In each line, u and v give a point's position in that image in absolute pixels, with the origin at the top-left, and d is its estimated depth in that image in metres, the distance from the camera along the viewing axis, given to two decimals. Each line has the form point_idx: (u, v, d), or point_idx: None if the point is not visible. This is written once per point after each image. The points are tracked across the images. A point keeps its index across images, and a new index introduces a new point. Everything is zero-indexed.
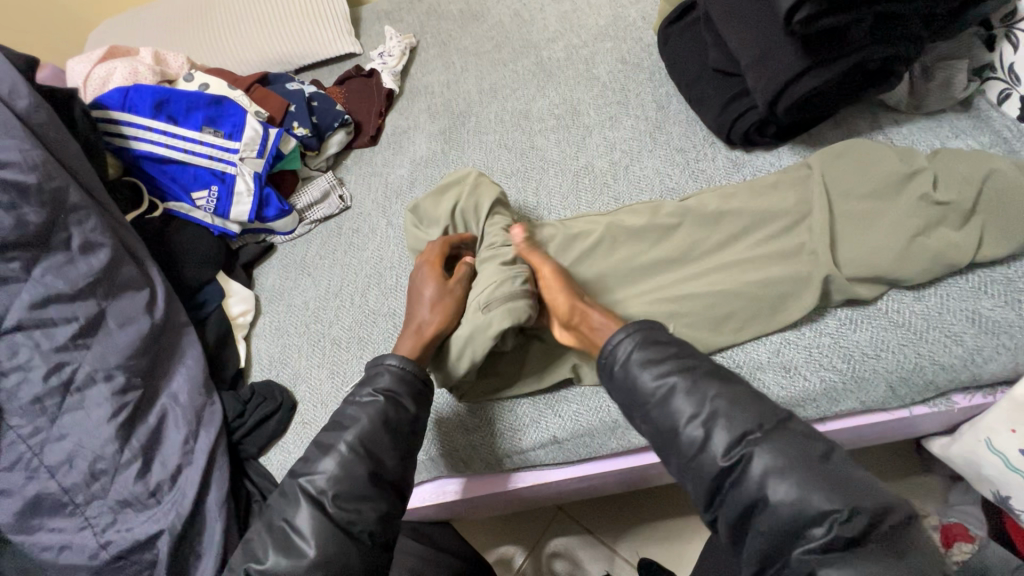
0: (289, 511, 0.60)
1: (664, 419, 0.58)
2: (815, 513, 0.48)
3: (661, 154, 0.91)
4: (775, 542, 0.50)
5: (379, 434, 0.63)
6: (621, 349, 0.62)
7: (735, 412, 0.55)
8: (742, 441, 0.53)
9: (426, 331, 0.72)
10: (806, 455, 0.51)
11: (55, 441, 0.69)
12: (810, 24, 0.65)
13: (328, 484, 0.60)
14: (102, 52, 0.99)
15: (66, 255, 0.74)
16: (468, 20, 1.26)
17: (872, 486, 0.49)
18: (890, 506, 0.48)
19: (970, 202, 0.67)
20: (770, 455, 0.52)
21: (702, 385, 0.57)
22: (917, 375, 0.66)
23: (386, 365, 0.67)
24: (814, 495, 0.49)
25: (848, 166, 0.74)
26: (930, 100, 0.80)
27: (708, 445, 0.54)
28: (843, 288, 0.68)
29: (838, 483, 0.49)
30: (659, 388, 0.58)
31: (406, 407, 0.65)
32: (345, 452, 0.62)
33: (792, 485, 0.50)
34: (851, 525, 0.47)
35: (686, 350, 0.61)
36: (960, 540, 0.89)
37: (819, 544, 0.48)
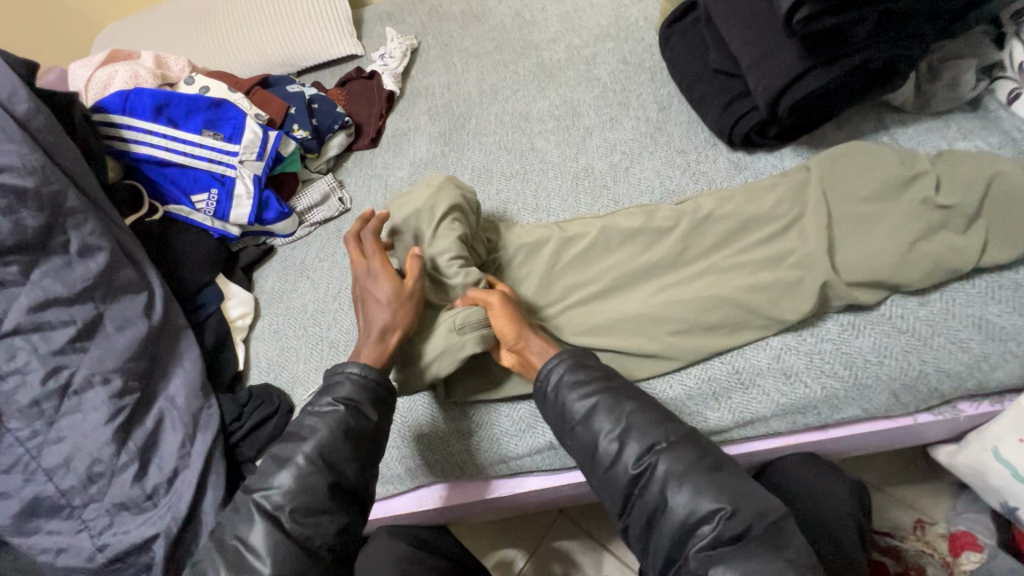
0: (242, 529, 0.60)
1: (585, 436, 0.61)
2: (705, 514, 0.53)
3: (661, 156, 0.90)
4: (674, 543, 0.55)
5: (339, 443, 0.62)
6: (555, 373, 0.63)
7: (647, 426, 0.58)
8: (649, 451, 0.57)
9: (389, 339, 0.68)
10: (701, 462, 0.56)
11: (53, 444, 0.69)
12: (811, 24, 0.63)
13: (284, 499, 0.60)
14: (103, 56, 1.00)
15: (63, 259, 0.74)
16: (469, 21, 1.25)
17: (754, 489, 0.55)
18: (769, 504, 0.54)
19: (975, 205, 0.65)
20: (672, 464, 0.56)
21: (620, 402, 0.60)
22: (921, 382, 0.64)
23: (346, 373, 0.66)
24: (705, 498, 0.54)
25: (851, 167, 0.72)
26: (936, 100, 0.78)
27: (620, 456, 0.58)
28: (844, 293, 0.66)
29: (727, 486, 0.54)
30: (582, 407, 0.61)
31: (368, 416, 0.65)
32: (301, 465, 0.61)
33: (688, 491, 0.54)
34: (734, 522, 0.52)
35: (608, 372, 0.64)
36: (970, 549, 0.86)
37: (708, 542, 0.53)
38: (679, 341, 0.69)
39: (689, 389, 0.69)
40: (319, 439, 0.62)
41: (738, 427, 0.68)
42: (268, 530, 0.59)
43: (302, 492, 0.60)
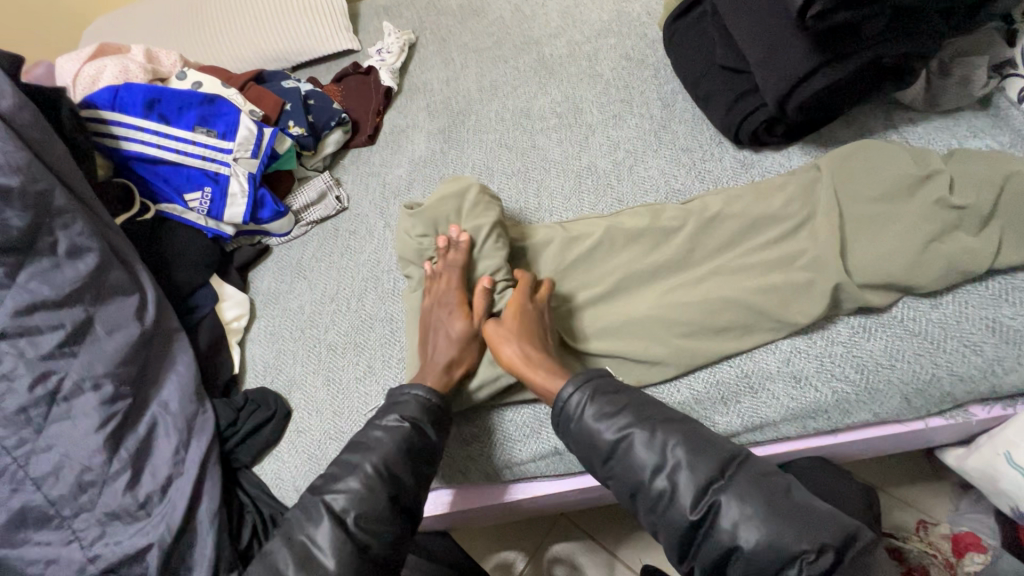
0: (309, 529, 0.60)
1: (628, 472, 0.59)
2: (787, 555, 0.51)
3: (666, 154, 0.88)
4: None
5: (402, 458, 0.63)
6: (574, 401, 0.62)
7: (698, 459, 0.57)
8: (708, 490, 0.56)
9: (455, 371, 0.69)
10: (771, 496, 0.54)
11: (41, 452, 0.67)
12: (824, 19, 0.63)
13: (348, 504, 0.60)
14: (92, 50, 0.97)
15: (51, 260, 0.72)
16: (468, 16, 1.23)
17: (830, 515, 0.52)
18: (852, 533, 0.51)
19: (989, 205, 0.64)
20: (737, 504, 0.54)
21: (661, 435, 0.59)
22: (933, 387, 0.63)
23: (413, 393, 0.66)
24: (784, 539, 0.51)
25: (861, 167, 0.70)
26: (946, 98, 0.77)
27: (676, 496, 0.56)
28: (854, 296, 0.65)
29: (805, 520, 0.52)
30: (618, 442, 0.60)
31: (428, 436, 0.65)
32: (369, 473, 0.62)
33: (762, 531, 0.52)
34: (820, 562, 0.50)
35: (639, 399, 0.62)
36: (973, 550, 0.86)
37: None
38: (686, 343, 0.68)
39: (696, 393, 0.68)
40: (385, 451, 0.63)
41: (747, 432, 0.67)
42: (335, 530, 0.59)
43: (366, 497, 0.61)
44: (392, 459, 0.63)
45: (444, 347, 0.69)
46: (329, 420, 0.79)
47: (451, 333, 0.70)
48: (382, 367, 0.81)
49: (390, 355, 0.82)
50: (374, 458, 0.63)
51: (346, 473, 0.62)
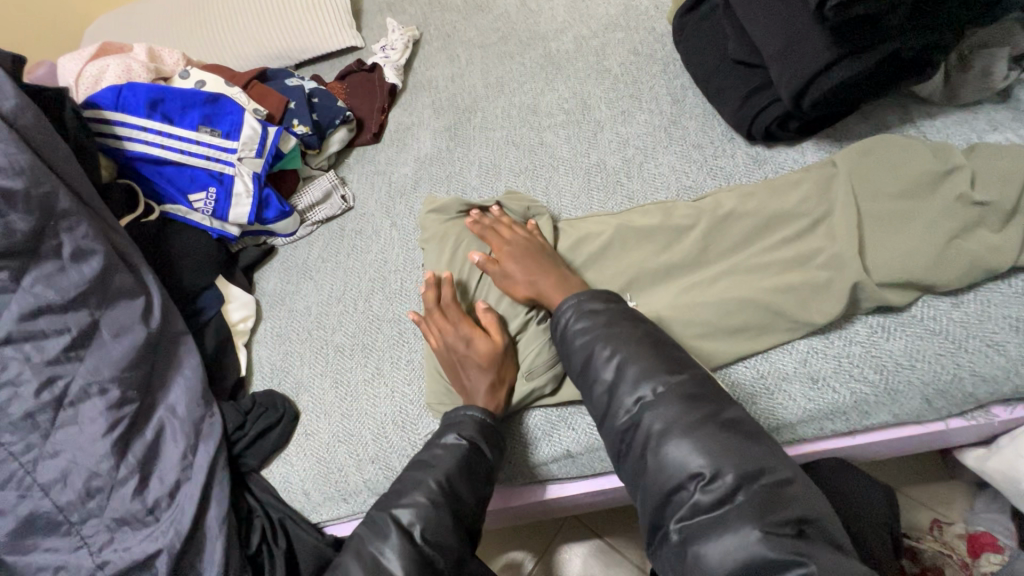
0: (377, 541, 0.58)
1: (585, 382, 0.62)
2: (685, 474, 0.52)
3: (677, 150, 0.86)
4: (656, 506, 0.54)
5: (459, 476, 0.62)
6: (565, 316, 0.65)
7: (640, 374, 0.58)
8: (638, 403, 0.57)
9: (500, 390, 0.68)
10: (690, 418, 0.54)
11: (49, 458, 0.66)
12: (842, 12, 0.60)
13: (414, 517, 0.59)
14: (94, 50, 0.96)
15: (56, 264, 0.71)
16: (472, 11, 1.21)
17: (750, 450, 0.52)
18: (764, 468, 0.51)
19: (1011, 202, 0.63)
20: (658, 418, 0.55)
21: (616, 349, 0.60)
22: (955, 387, 0.62)
23: (466, 413, 0.65)
24: (687, 457, 0.53)
25: (879, 163, 0.69)
26: (966, 91, 0.75)
27: (612, 405, 0.59)
28: (873, 295, 0.63)
29: (715, 446, 0.52)
30: (582, 354, 0.62)
31: (486, 455, 0.64)
32: (433, 488, 0.61)
33: (671, 448, 0.54)
34: (713, 488, 0.51)
35: (614, 317, 0.63)
36: (988, 550, 0.85)
37: (688, 505, 0.52)
38: (699, 341, 0.66)
39: None
40: (447, 467, 0.62)
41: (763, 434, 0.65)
42: (403, 543, 0.58)
43: (432, 511, 0.60)
44: (455, 472, 0.62)
45: (478, 369, 0.68)
46: (337, 423, 0.79)
47: (473, 354, 0.69)
48: (390, 369, 0.80)
49: (399, 357, 0.81)
50: (437, 473, 0.62)
51: (412, 488, 0.61)
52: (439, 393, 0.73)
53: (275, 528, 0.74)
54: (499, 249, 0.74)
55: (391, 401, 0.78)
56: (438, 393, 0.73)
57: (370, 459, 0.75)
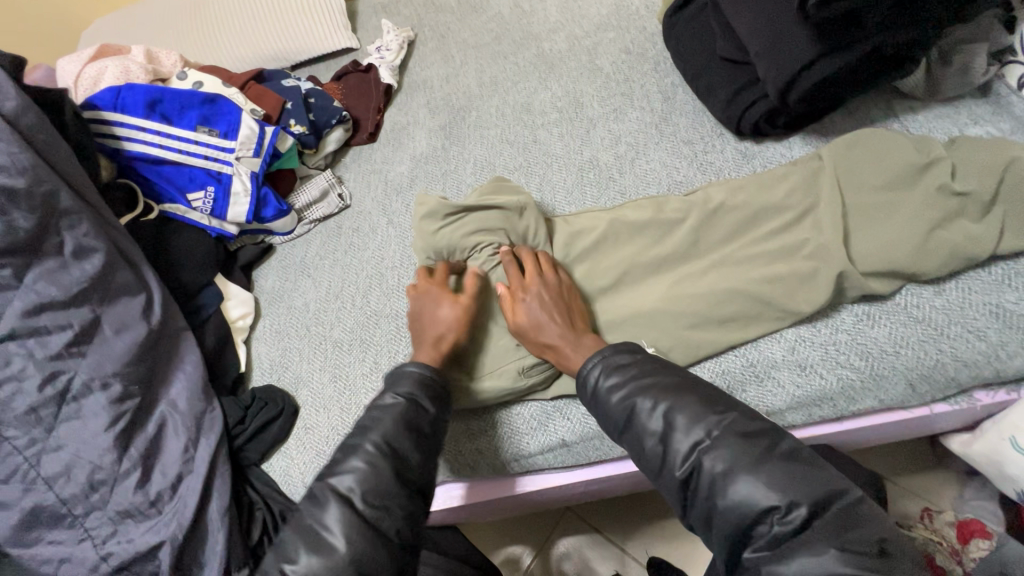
0: (317, 512, 0.55)
1: (632, 438, 0.58)
2: (759, 510, 0.49)
3: (668, 146, 0.88)
4: (732, 545, 0.51)
5: (402, 434, 0.59)
6: (592, 374, 0.62)
7: (689, 421, 0.55)
8: (695, 450, 0.54)
9: (444, 344, 0.69)
10: (749, 454, 0.51)
11: (52, 452, 0.67)
12: (824, 8, 0.63)
13: (354, 483, 0.56)
14: (92, 51, 0.97)
15: (58, 261, 0.72)
16: (466, 12, 1.23)
17: (817, 475, 0.50)
18: (834, 490, 0.49)
19: (991, 192, 0.64)
20: (717, 461, 0.52)
21: (658, 400, 0.57)
22: (937, 372, 0.64)
23: (406, 370, 0.64)
24: (757, 492, 0.50)
25: (861, 156, 0.71)
26: (947, 86, 0.77)
27: (667, 456, 0.55)
28: (857, 284, 0.65)
29: (785, 476, 0.50)
30: (624, 410, 0.59)
31: (426, 409, 0.62)
32: (371, 452, 0.58)
33: (738, 486, 0.50)
34: (789, 517, 0.49)
35: (647, 368, 0.61)
36: (977, 537, 0.86)
37: (767, 540, 0.49)
38: (691, 330, 0.68)
39: None
40: (384, 427, 0.59)
41: None
42: (345, 512, 0.55)
43: (371, 473, 0.57)
44: (392, 431, 0.59)
45: (436, 320, 0.70)
46: (336, 416, 0.80)
47: (436, 308, 0.70)
48: (388, 364, 0.82)
49: (397, 351, 0.82)
50: (375, 436, 0.59)
51: (349, 454, 0.58)
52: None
53: (277, 521, 0.75)
54: (517, 287, 0.70)
55: None
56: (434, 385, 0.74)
57: None
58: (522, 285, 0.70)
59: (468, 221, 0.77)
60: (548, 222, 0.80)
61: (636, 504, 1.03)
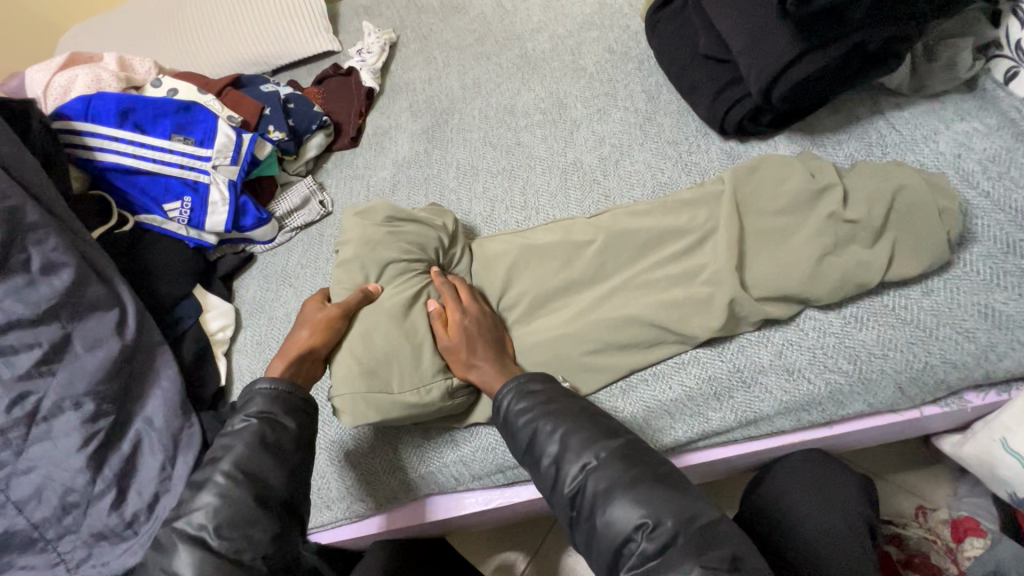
0: (165, 560, 0.56)
1: (530, 459, 0.61)
2: (629, 528, 0.52)
3: (652, 147, 0.87)
4: (609, 561, 0.54)
5: (257, 455, 0.60)
6: (505, 400, 0.63)
7: (579, 443, 0.58)
8: (583, 471, 0.57)
9: (293, 351, 0.70)
10: (626, 474, 0.55)
11: (22, 475, 0.66)
12: (805, 5, 0.61)
13: (206, 517, 0.57)
14: (62, 60, 0.95)
15: (25, 277, 0.70)
16: (449, 13, 1.21)
17: (683, 497, 0.53)
18: (697, 513, 0.52)
19: (880, 220, 0.64)
20: (598, 480, 0.55)
21: (555, 422, 0.60)
22: (927, 375, 0.63)
23: (257, 389, 0.65)
24: (627, 510, 0.53)
25: (760, 182, 0.71)
26: (933, 81, 0.76)
27: (558, 477, 0.58)
28: (753, 310, 0.65)
29: (656, 495, 0.53)
30: (527, 433, 0.61)
31: (285, 425, 0.63)
32: (221, 482, 0.58)
33: (614, 506, 0.53)
34: (657, 534, 0.51)
35: (555, 393, 0.62)
36: (972, 535, 0.86)
37: (637, 557, 0.52)
38: (675, 336, 0.67)
39: (688, 390, 0.67)
40: (237, 454, 0.60)
41: (741, 427, 0.66)
42: (198, 555, 0.55)
43: (224, 506, 0.57)
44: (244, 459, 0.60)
45: (301, 329, 0.71)
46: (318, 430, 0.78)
47: (311, 317, 0.72)
48: None
49: None
50: (224, 466, 0.60)
51: (201, 488, 0.59)
52: (352, 399, 0.67)
53: None
54: (456, 311, 0.70)
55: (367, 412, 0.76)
56: (349, 395, 0.67)
57: (356, 463, 0.74)
58: (459, 309, 0.70)
59: (404, 232, 0.77)
60: (465, 251, 0.81)
61: None
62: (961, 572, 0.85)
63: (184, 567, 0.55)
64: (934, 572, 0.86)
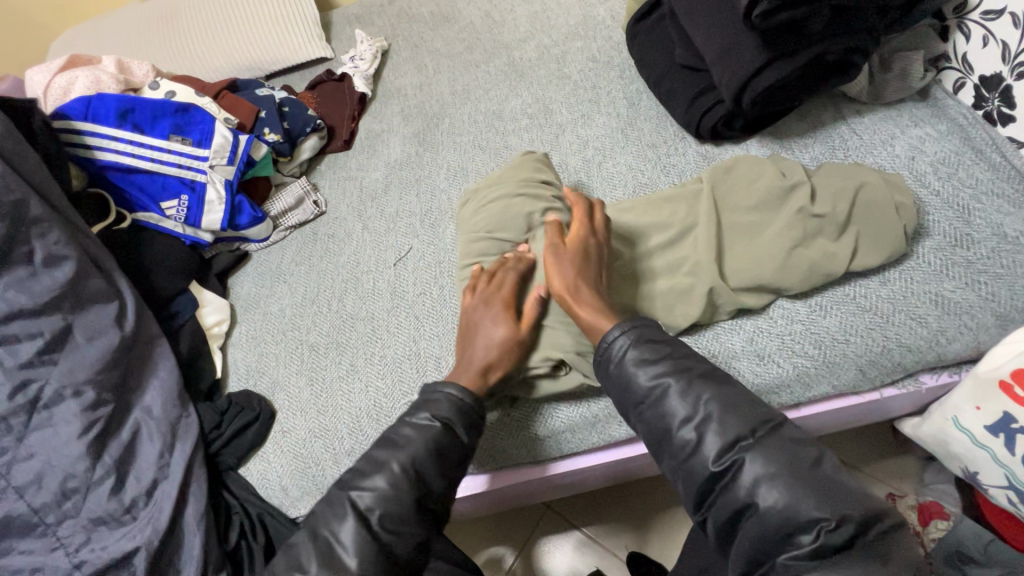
0: (334, 524, 0.58)
1: (656, 418, 0.59)
2: (804, 521, 0.50)
3: (633, 150, 0.92)
4: (762, 546, 0.51)
5: (429, 457, 0.61)
6: (619, 346, 0.62)
7: (728, 417, 0.56)
8: (735, 446, 0.55)
9: (491, 373, 0.67)
10: (796, 463, 0.52)
11: (23, 461, 0.68)
12: (770, 18, 0.66)
13: (373, 502, 0.59)
14: (62, 62, 0.97)
15: (27, 269, 0.72)
16: (440, 22, 1.26)
17: (864, 493, 0.51)
18: (878, 514, 0.50)
19: (844, 215, 0.69)
20: (762, 463, 0.53)
21: (697, 388, 0.58)
22: (885, 358, 0.68)
23: (445, 391, 0.65)
24: (804, 503, 0.50)
25: (734, 181, 0.76)
26: (889, 91, 0.82)
27: (700, 447, 0.56)
28: (729, 299, 0.70)
29: (828, 491, 0.50)
30: (653, 389, 0.60)
31: (459, 437, 0.64)
32: (395, 472, 0.60)
33: (781, 492, 0.51)
34: (838, 533, 0.49)
35: (681, 351, 0.62)
36: (936, 518, 0.90)
37: (807, 551, 0.49)
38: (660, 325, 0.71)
39: None
40: (414, 450, 0.61)
41: None
42: (360, 530, 0.58)
43: (392, 497, 0.59)
44: (422, 455, 0.61)
45: (500, 351, 0.68)
46: (313, 418, 0.80)
47: (513, 337, 0.68)
48: (364, 365, 0.83)
49: (371, 352, 0.84)
50: (401, 457, 0.61)
51: (373, 470, 0.61)
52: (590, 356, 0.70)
53: (255, 526, 0.75)
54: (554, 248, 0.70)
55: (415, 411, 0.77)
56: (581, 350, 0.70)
57: None
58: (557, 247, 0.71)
59: None
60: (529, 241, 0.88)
61: (618, 498, 1.05)
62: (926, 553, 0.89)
63: (350, 545, 0.57)
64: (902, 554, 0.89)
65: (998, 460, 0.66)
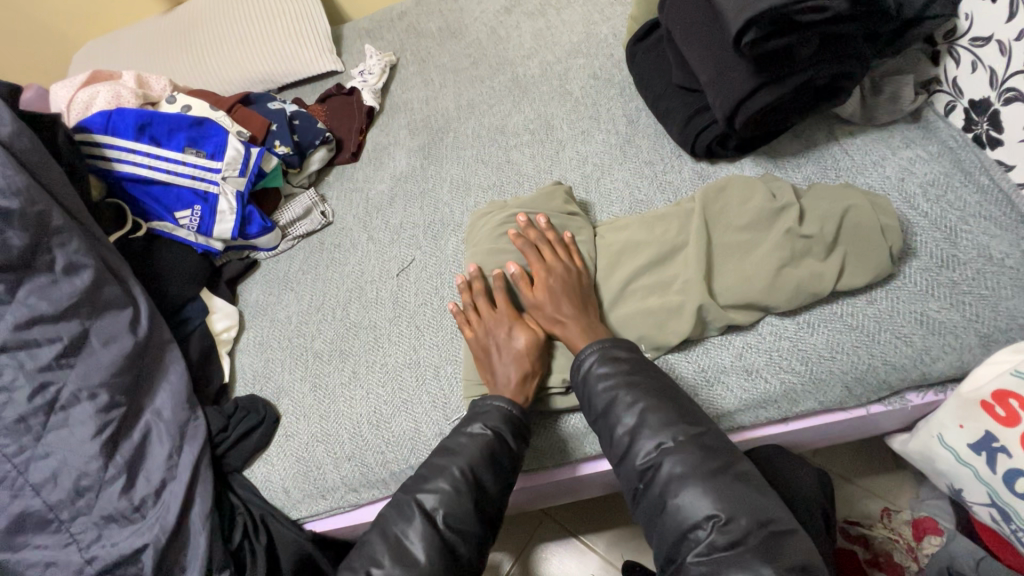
0: (402, 524, 0.63)
1: (605, 424, 0.65)
2: (700, 518, 0.56)
3: (630, 167, 0.94)
4: (673, 542, 0.58)
5: (488, 466, 0.65)
6: (587, 360, 0.68)
7: (659, 425, 0.62)
8: (658, 449, 0.61)
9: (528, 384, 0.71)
10: (704, 467, 0.58)
11: (40, 459, 0.71)
12: (758, 46, 0.69)
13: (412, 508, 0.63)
14: (85, 78, 1.02)
15: (49, 277, 0.76)
16: (446, 38, 1.30)
17: (759, 499, 0.56)
18: (773, 518, 0.55)
19: (831, 236, 0.71)
20: (677, 465, 0.59)
21: (639, 399, 0.64)
22: (871, 375, 0.69)
23: (494, 403, 0.68)
24: (703, 501, 0.56)
25: (726, 202, 0.79)
26: (880, 113, 0.84)
27: (631, 448, 0.63)
28: (719, 316, 0.72)
29: (727, 493, 0.56)
30: (604, 398, 0.65)
31: (510, 446, 0.67)
32: (456, 475, 0.64)
33: (688, 493, 0.57)
34: (728, 529, 0.54)
35: (638, 367, 0.67)
36: (931, 533, 0.91)
37: (703, 546, 0.55)
38: (651, 342, 0.73)
39: None
40: (452, 460, 0.65)
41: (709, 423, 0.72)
42: (423, 528, 0.62)
43: (456, 497, 0.63)
44: (479, 462, 0.65)
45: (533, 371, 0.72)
46: (315, 424, 0.83)
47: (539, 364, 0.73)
48: (366, 373, 0.86)
49: (374, 360, 0.86)
50: (462, 462, 0.65)
51: (436, 474, 0.65)
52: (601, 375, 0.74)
53: (257, 525, 0.77)
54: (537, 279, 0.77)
55: (412, 423, 0.79)
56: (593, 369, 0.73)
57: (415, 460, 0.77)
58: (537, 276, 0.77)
59: None
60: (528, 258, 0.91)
61: (615, 507, 1.07)
62: (921, 569, 0.90)
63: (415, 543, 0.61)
64: (897, 570, 0.91)
65: (978, 478, 0.67)
